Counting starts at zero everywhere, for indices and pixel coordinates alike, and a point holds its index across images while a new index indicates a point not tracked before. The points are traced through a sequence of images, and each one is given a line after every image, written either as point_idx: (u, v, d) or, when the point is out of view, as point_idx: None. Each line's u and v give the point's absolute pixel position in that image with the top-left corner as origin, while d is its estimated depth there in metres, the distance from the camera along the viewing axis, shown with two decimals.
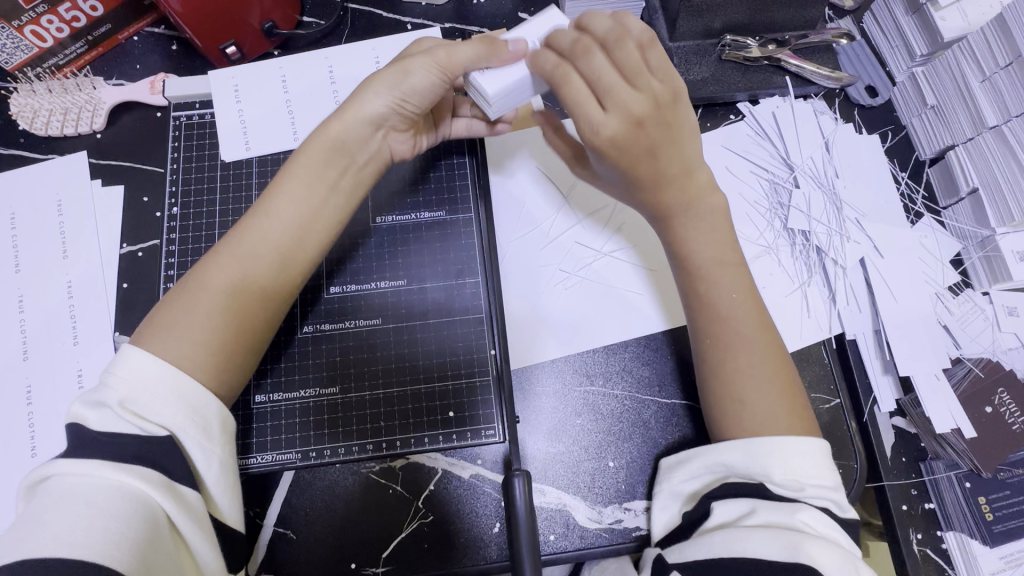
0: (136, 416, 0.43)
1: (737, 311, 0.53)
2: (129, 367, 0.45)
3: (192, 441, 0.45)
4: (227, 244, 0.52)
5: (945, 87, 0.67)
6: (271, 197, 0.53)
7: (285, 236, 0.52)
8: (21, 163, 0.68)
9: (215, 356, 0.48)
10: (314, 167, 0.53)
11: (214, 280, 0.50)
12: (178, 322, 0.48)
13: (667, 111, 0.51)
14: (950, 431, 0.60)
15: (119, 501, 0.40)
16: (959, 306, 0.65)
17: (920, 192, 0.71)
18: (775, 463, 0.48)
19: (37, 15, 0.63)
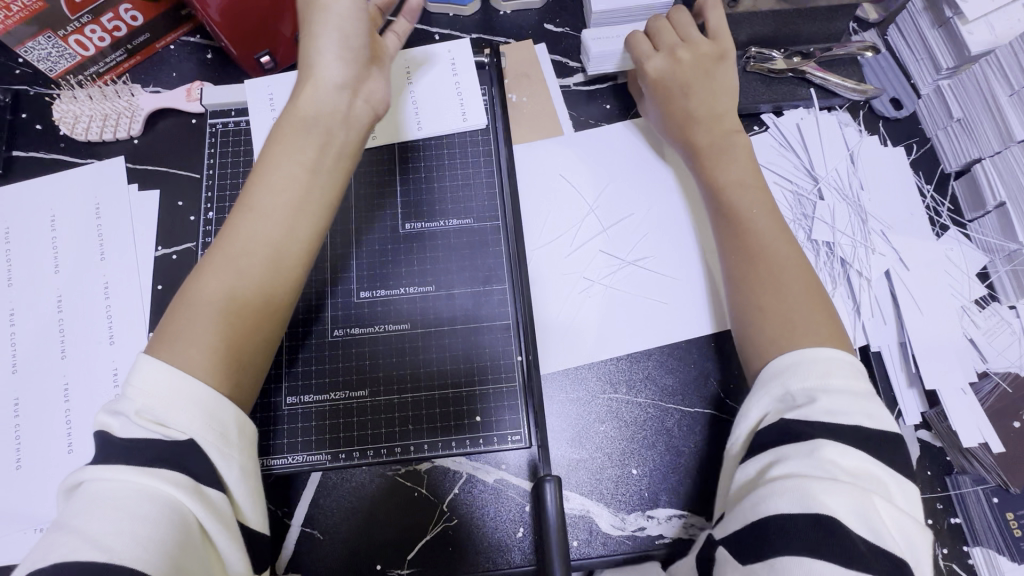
0: (158, 425, 0.45)
1: (769, 238, 0.59)
2: (143, 378, 0.46)
3: (211, 442, 0.45)
4: (220, 241, 0.51)
5: (972, 100, 0.67)
6: (256, 187, 0.53)
7: (277, 227, 0.52)
8: (60, 168, 0.71)
9: (222, 354, 0.48)
10: (292, 146, 0.53)
11: (213, 279, 0.50)
12: (184, 326, 0.48)
13: (709, 60, 0.66)
14: (977, 445, 0.60)
15: (148, 505, 0.41)
16: (986, 320, 0.65)
17: (946, 205, 0.70)
18: (806, 378, 0.50)
19: (81, 25, 0.66)
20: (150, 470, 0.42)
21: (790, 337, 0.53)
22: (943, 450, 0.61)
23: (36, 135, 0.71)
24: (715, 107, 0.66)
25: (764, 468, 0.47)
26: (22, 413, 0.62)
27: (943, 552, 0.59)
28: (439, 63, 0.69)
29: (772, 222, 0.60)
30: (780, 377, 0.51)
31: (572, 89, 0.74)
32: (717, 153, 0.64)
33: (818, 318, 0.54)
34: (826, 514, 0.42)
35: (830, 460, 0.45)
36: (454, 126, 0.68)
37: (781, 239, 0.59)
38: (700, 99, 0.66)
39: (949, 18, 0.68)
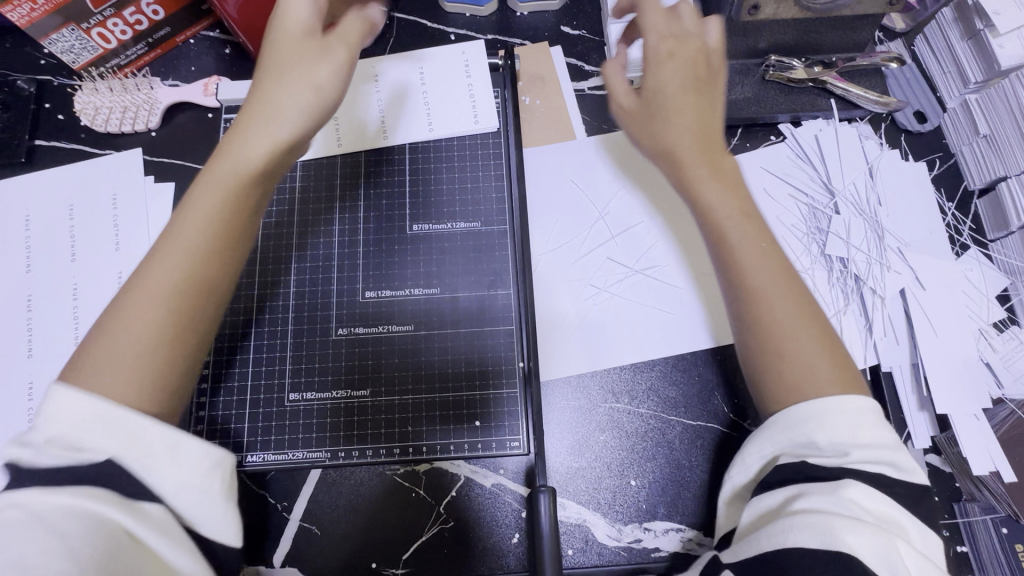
0: (65, 452, 0.41)
1: (775, 282, 0.52)
2: (60, 408, 0.42)
3: (134, 459, 0.42)
4: (147, 262, 0.47)
5: (1000, 117, 0.65)
6: (185, 212, 0.48)
7: (205, 256, 0.47)
8: (81, 157, 0.72)
9: (149, 375, 0.44)
10: (224, 175, 0.48)
11: (137, 302, 0.45)
12: (102, 354, 0.44)
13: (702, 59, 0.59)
14: (989, 473, 0.58)
15: (75, 522, 0.39)
16: (1004, 345, 0.63)
17: (967, 223, 0.68)
18: (834, 427, 0.46)
19: (104, 18, 0.67)
20: (76, 488, 0.40)
21: (800, 385, 0.49)
22: (953, 476, 0.60)
23: (58, 125, 0.73)
24: (694, 114, 0.57)
25: (788, 499, 0.46)
26: (35, 397, 0.64)
27: None
28: (453, 66, 0.69)
29: (764, 259, 0.53)
30: (810, 425, 0.47)
31: (586, 93, 0.73)
32: (694, 165, 0.56)
33: (835, 370, 0.49)
34: (846, 553, 0.41)
35: (856, 498, 0.44)
36: (464, 129, 0.68)
37: (780, 278, 0.52)
38: (670, 104, 0.57)
39: (980, 30, 0.65)
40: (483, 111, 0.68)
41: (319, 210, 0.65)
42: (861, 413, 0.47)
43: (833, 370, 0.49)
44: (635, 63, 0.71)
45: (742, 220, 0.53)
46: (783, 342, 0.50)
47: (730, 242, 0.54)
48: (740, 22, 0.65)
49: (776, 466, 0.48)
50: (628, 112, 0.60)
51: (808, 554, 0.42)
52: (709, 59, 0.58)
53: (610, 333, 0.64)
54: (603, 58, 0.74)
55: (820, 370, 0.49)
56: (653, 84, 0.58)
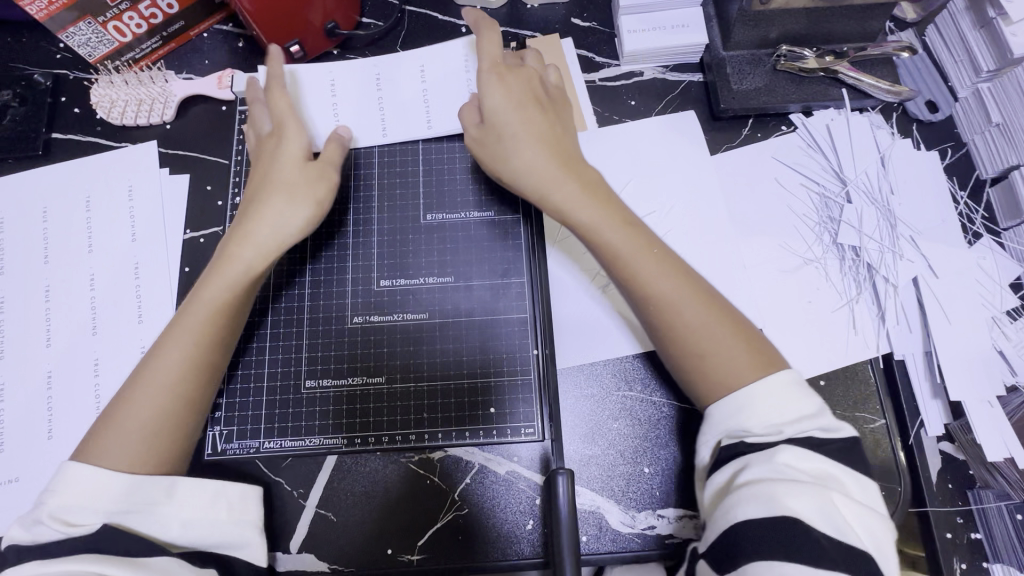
0: (70, 524, 0.46)
1: (677, 295, 0.53)
2: (74, 478, 0.48)
3: (133, 513, 0.48)
4: (155, 352, 0.53)
5: (1012, 105, 0.65)
6: (196, 300, 0.55)
7: (213, 335, 0.54)
8: (98, 150, 0.73)
9: (151, 444, 0.50)
10: (230, 267, 0.56)
11: (145, 383, 0.52)
12: (112, 429, 0.50)
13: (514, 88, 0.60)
14: (1003, 460, 0.58)
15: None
16: (1018, 333, 0.63)
17: (980, 212, 0.68)
18: (754, 411, 0.49)
19: (119, 11, 0.67)
20: (78, 557, 0.45)
21: (725, 383, 0.51)
22: (967, 463, 0.61)
23: (75, 119, 0.74)
24: (539, 128, 0.59)
25: (732, 476, 0.48)
26: (54, 386, 0.65)
27: (961, 566, 0.59)
28: (455, 64, 0.69)
29: (665, 274, 0.54)
30: (739, 415, 0.49)
31: (597, 84, 0.73)
32: (565, 185, 0.57)
33: (747, 352, 0.51)
34: (790, 517, 0.43)
35: (793, 463, 0.45)
36: None
37: (680, 286, 0.54)
38: (518, 122, 0.58)
39: (992, 18, 0.65)
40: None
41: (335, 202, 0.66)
42: (782, 384, 0.49)
43: (747, 357, 0.51)
44: (646, 55, 0.72)
45: (625, 236, 0.55)
46: (691, 344, 0.52)
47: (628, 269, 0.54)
48: (752, 12, 0.65)
49: (719, 450, 0.50)
50: (478, 133, 0.60)
51: (757, 528, 0.43)
52: (540, 79, 0.62)
53: (626, 322, 0.64)
54: (614, 49, 0.74)
55: (733, 360, 0.51)
56: (489, 103, 0.59)
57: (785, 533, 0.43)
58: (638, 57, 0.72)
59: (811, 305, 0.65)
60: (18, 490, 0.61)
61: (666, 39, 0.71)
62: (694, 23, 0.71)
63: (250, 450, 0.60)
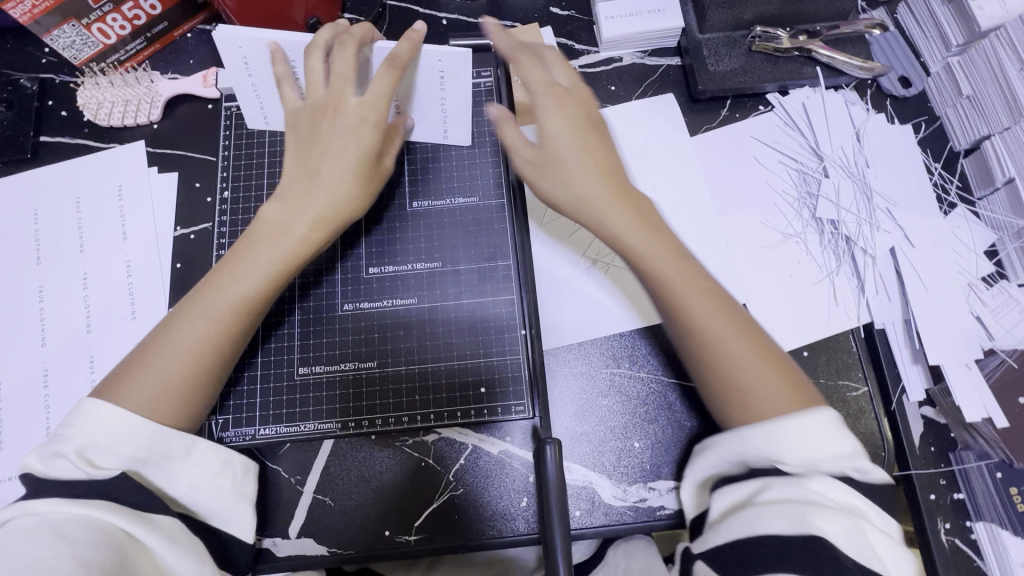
0: (93, 465, 0.48)
1: (719, 327, 0.53)
2: (95, 419, 0.49)
3: (149, 469, 0.50)
4: (190, 305, 0.53)
5: (981, 77, 0.66)
6: (233, 270, 0.55)
7: (246, 304, 0.54)
8: (86, 151, 0.74)
9: (173, 399, 0.51)
10: (268, 243, 0.55)
11: (179, 333, 0.52)
12: (145, 371, 0.51)
13: (571, 96, 0.58)
14: (981, 420, 0.60)
15: (88, 530, 0.44)
16: (993, 298, 0.64)
17: (954, 183, 0.70)
18: (786, 446, 0.48)
19: (103, 13, 0.68)
20: (92, 501, 0.46)
21: (756, 416, 0.51)
22: (947, 426, 0.62)
23: (62, 121, 0.74)
24: (598, 162, 0.56)
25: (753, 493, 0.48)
26: (51, 384, 0.65)
27: (945, 526, 0.61)
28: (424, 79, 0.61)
29: (715, 305, 0.53)
30: (768, 431, 0.49)
31: (577, 70, 0.75)
32: (613, 211, 0.55)
33: (784, 387, 0.52)
34: (814, 536, 0.43)
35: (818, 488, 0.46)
36: None
37: (727, 322, 0.53)
38: (575, 154, 0.55)
39: None
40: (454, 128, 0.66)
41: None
42: (817, 423, 0.49)
43: (784, 392, 0.51)
44: (622, 41, 0.73)
45: (681, 274, 0.54)
46: (727, 363, 0.52)
47: (679, 305, 0.53)
48: None
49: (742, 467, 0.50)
50: (530, 162, 0.57)
51: (777, 544, 0.44)
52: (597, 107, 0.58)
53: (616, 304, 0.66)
54: (592, 36, 0.76)
55: (773, 395, 0.51)
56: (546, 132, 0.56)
57: (806, 551, 0.43)
58: (616, 42, 0.74)
59: (793, 279, 0.66)
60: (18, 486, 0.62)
61: (643, 24, 0.72)
62: (670, 7, 0.72)
63: (246, 437, 0.61)
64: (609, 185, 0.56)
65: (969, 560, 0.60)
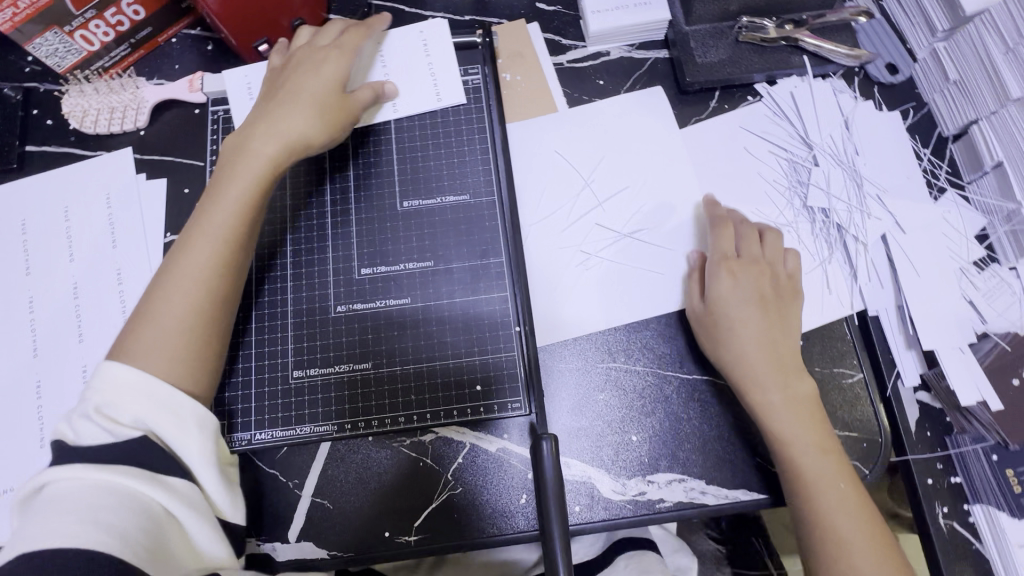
0: (112, 421, 0.50)
1: (822, 473, 0.57)
2: (108, 380, 0.51)
3: (165, 427, 0.51)
4: (173, 253, 0.57)
5: (968, 62, 0.67)
6: (214, 200, 0.59)
7: (229, 225, 0.57)
8: (72, 159, 0.73)
9: (176, 342, 0.54)
10: (244, 171, 0.59)
11: (167, 281, 0.55)
12: (142, 328, 0.54)
13: (773, 304, 0.63)
14: (975, 403, 0.60)
15: (112, 496, 0.46)
16: (985, 282, 0.65)
17: (943, 167, 0.70)
18: None
19: (85, 20, 0.68)
20: (115, 466, 0.48)
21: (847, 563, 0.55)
22: (944, 412, 0.62)
23: (48, 130, 0.74)
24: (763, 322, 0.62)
25: None
26: (43, 395, 0.65)
27: (943, 510, 0.61)
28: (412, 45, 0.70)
29: (837, 489, 0.57)
30: None
31: (565, 65, 0.75)
32: (770, 389, 0.59)
33: (869, 528, 0.56)
34: None
35: None
36: (429, 106, 0.69)
37: (830, 463, 0.58)
38: (739, 303, 0.62)
39: None
40: (446, 88, 0.69)
41: (316, 181, 0.67)
42: None
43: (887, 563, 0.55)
44: (609, 35, 0.73)
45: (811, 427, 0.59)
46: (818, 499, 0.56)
47: (782, 440, 0.58)
48: None
49: None
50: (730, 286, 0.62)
51: None
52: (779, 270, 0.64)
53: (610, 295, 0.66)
54: (579, 30, 0.75)
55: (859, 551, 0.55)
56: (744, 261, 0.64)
57: None
58: (604, 36, 0.73)
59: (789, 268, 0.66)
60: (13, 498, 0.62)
61: (630, 17, 0.72)
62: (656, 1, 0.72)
63: (241, 442, 0.60)
64: (772, 359, 0.61)
65: (968, 543, 0.60)
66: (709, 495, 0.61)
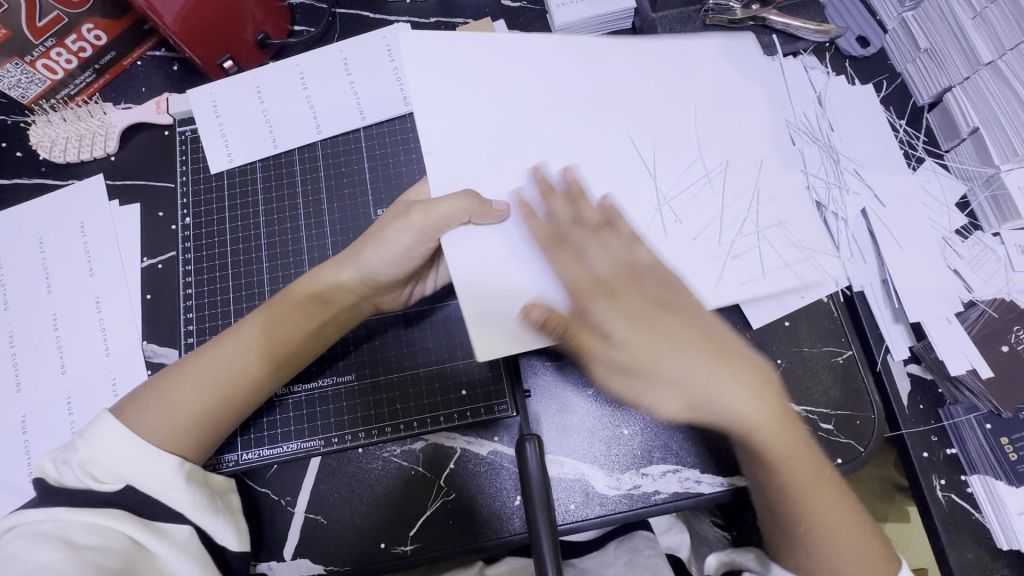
0: (94, 479, 0.50)
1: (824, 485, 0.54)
2: (94, 435, 0.51)
3: (145, 485, 0.50)
4: (212, 344, 0.57)
5: (937, 30, 0.66)
6: (261, 323, 0.57)
7: (263, 357, 0.56)
8: (44, 190, 0.72)
9: (178, 427, 0.53)
10: (297, 312, 0.58)
11: (196, 366, 0.55)
12: (161, 399, 0.54)
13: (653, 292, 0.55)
14: (966, 372, 0.60)
15: (96, 535, 0.46)
16: (969, 250, 0.64)
17: (921, 137, 0.70)
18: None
19: (46, 48, 0.68)
20: (102, 509, 0.48)
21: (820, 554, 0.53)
22: (934, 382, 0.62)
23: (17, 163, 0.73)
24: (721, 377, 0.54)
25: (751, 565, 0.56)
26: (29, 431, 0.64)
27: (941, 483, 0.60)
28: (375, 52, 0.70)
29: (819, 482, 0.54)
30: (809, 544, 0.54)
31: None
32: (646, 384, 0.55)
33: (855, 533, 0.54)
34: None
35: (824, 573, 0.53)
36: (397, 112, 0.70)
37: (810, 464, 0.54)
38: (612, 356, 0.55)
39: None
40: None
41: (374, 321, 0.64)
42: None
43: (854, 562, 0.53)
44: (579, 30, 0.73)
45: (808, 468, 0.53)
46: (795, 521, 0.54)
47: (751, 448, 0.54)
48: None
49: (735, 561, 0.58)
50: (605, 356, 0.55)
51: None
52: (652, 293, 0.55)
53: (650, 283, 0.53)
54: (547, 25, 0.75)
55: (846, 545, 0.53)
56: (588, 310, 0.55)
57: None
58: (571, 29, 0.73)
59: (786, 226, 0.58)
60: None
61: (595, 7, 0.71)
62: None
63: (231, 464, 0.60)
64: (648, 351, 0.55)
65: (968, 514, 0.60)
66: (704, 483, 0.60)
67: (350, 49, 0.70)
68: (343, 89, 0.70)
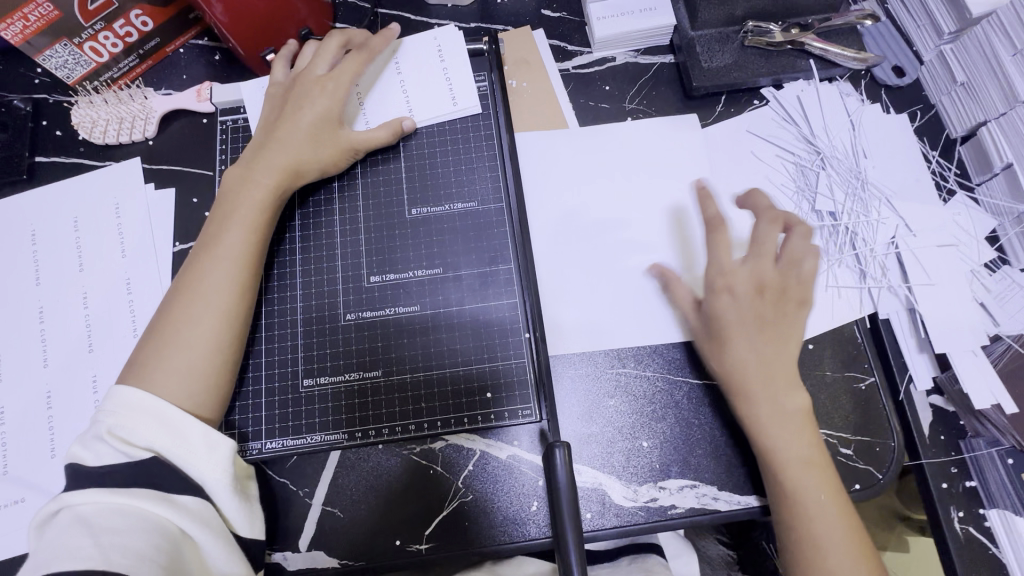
0: (124, 444, 0.50)
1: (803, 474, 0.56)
2: (122, 398, 0.52)
3: (170, 456, 0.51)
4: (187, 272, 0.59)
5: (975, 64, 0.67)
6: (223, 228, 0.60)
7: (235, 262, 0.58)
8: (81, 170, 0.73)
9: (179, 373, 0.54)
10: (246, 209, 0.61)
11: (179, 309, 0.56)
12: (159, 355, 0.55)
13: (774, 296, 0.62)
14: (990, 406, 0.60)
15: (121, 518, 0.47)
16: (996, 284, 0.65)
17: (953, 169, 0.70)
18: None
19: (95, 31, 0.69)
20: (127, 489, 0.49)
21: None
22: (956, 414, 0.63)
23: (57, 141, 0.74)
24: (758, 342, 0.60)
25: None
26: (54, 405, 0.65)
27: (959, 515, 0.60)
28: (427, 52, 0.70)
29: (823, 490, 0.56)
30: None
31: (571, 72, 0.75)
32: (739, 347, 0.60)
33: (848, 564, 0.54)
34: None
35: None
36: (445, 112, 0.69)
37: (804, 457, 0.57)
38: (751, 311, 0.61)
39: None
40: (461, 93, 0.70)
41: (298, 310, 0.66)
42: None
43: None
44: (618, 43, 0.74)
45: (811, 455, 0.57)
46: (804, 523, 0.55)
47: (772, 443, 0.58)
48: None
49: None
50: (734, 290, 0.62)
51: None
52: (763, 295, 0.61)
53: None
54: (586, 37, 0.76)
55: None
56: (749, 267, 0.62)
57: None
58: (610, 42, 0.74)
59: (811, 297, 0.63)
60: (24, 509, 0.62)
61: (637, 23, 0.72)
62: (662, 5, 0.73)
63: (253, 452, 0.61)
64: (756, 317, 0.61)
65: (986, 548, 0.60)
66: (721, 500, 0.60)
67: (403, 49, 0.71)
68: (393, 87, 0.70)
